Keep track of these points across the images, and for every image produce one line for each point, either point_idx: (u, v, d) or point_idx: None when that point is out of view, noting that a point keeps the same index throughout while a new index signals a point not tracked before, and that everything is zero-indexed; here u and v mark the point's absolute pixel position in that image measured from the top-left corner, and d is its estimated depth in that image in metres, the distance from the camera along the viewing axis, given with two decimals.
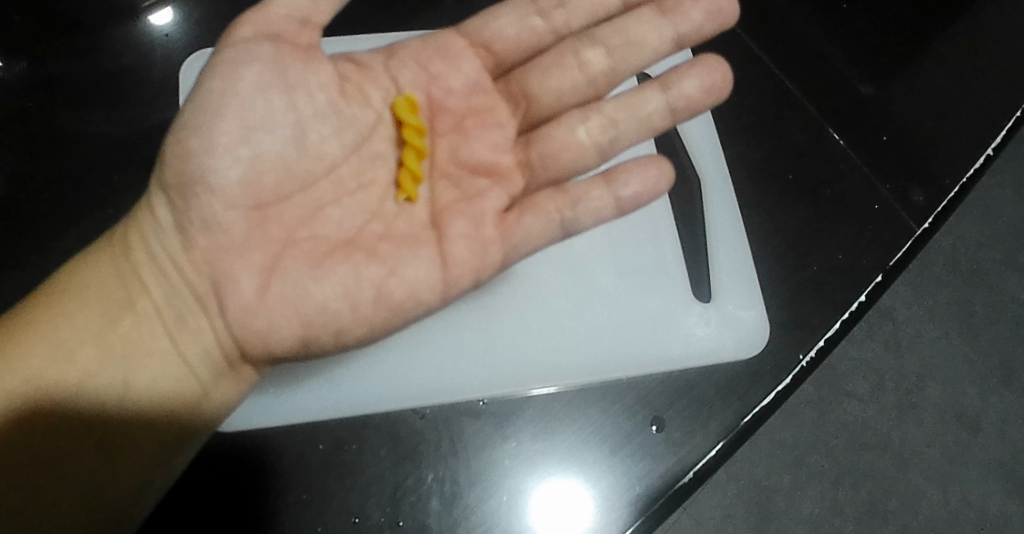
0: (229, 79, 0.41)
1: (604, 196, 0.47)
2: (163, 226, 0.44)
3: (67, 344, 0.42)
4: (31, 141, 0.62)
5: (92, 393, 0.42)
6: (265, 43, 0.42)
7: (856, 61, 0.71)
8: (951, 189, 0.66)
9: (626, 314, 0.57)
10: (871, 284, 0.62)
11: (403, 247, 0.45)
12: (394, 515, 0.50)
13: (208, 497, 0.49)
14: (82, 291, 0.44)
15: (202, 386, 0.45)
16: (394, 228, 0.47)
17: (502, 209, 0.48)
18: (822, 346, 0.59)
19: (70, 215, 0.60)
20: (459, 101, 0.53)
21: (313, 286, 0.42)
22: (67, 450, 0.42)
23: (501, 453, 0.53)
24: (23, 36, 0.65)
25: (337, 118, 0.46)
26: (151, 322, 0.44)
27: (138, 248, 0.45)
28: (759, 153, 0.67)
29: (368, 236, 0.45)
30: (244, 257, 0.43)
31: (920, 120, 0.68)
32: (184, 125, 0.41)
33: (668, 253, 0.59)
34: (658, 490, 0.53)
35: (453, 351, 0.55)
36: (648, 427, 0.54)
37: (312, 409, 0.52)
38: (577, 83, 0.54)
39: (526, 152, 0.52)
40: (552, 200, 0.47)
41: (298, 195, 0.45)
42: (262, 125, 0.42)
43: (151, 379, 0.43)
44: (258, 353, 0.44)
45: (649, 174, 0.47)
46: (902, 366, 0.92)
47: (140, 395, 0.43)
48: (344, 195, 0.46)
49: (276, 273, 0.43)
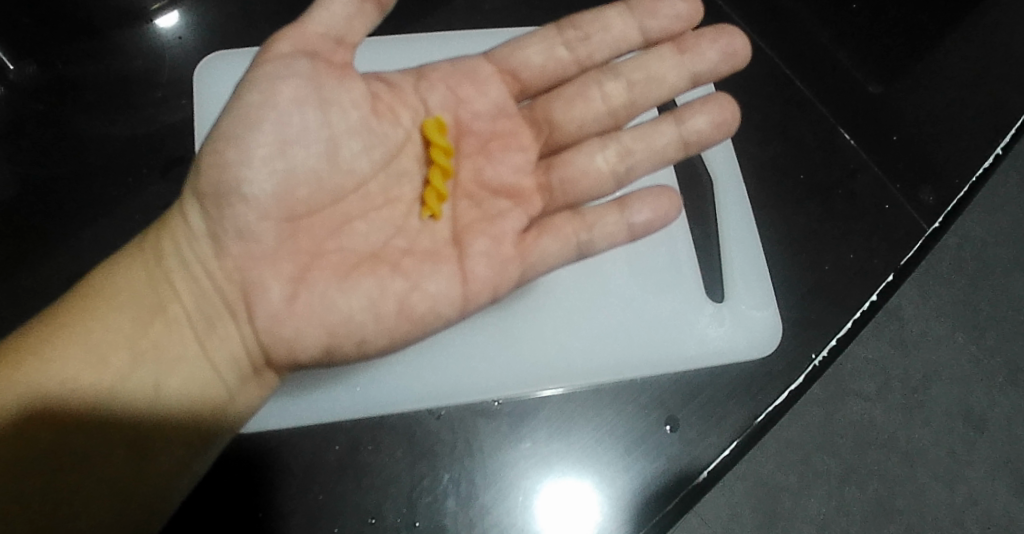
0: (267, 93, 0.41)
1: (618, 222, 0.50)
2: (196, 233, 0.44)
3: (103, 347, 0.42)
4: (42, 145, 0.62)
5: (125, 396, 0.42)
6: (303, 60, 0.42)
7: (865, 61, 0.71)
8: (961, 188, 0.66)
9: (639, 315, 0.57)
10: (882, 284, 0.62)
11: (425, 262, 0.46)
12: (410, 516, 0.50)
13: (227, 497, 0.49)
14: (114, 295, 0.44)
15: (229, 389, 0.46)
16: (417, 243, 0.47)
17: (521, 230, 0.49)
18: (833, 346, 0.60)
19: (82, 216, 0.60)
20: (484, 124, 0.53)
21: (340, 298, 0.43)
22: (98, 451, 0.42)
23: (516, 453, 0.53)
24: (33, 38, 0.65)
25: (369, 135, 0.46)
26: (182, 328, 0.45)
27: (168, 252, 0.45)
28: (769, 154, 0.67)
29: (392, 251, 0.46)
30: (275, 266, 0.43)
31: (929, 119, 0.68)
32: (220, 136, 0.41)
33: (681, 253, 0.59)
34: (673, 490, 0.53)
35: (469, 355, 0.55)
36: (662, 427, 0.55)
37: (333, 415, 0.52)
38: (599, 114, 0.55)
39: (546, 175, 0.53)
40: (569, 223, 0.50)
41: (329, 208, 0.45)
42: (299, 139, 0.42)
43: (180, 384, 0.44)
44: (283, 361, 0.45)
45: (661, 204, 0.50)
46: (909, 366, 0.92)
47: (170, 400, 0.44)
48: (371, 210, 0.47)
49: (304, 283, 0.43)
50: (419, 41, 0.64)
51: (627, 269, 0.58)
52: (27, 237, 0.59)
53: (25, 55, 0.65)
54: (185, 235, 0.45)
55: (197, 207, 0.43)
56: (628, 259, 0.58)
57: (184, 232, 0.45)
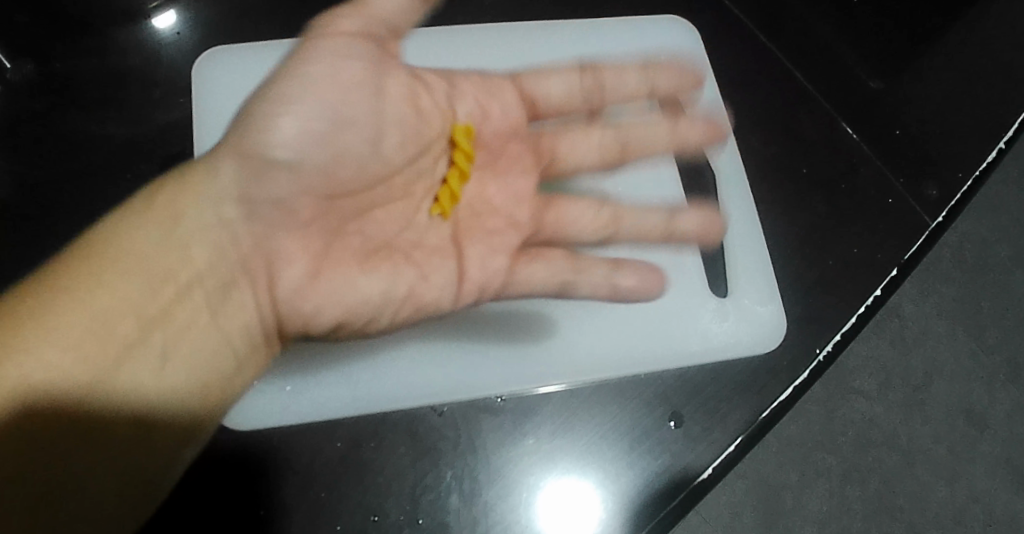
0: (325, 65, 0.45)
1: (603, 281, 0.53)
2: (218, 194, 0.44)
3: (119, 306, 0.39)
4: (39, 143, 0.62)
5: (130, 369, 0.38)
6: (363, 44, 0.47)
7: (866, 56, 0.71)
8: (964, 181, 0.65)
9: (645, 309, 0.57)
10: (886, 278, 0.62)
11: (434, 256, 0.51)
12: (413, 513, 0.50)
13: (227, 494, 0.49)
14: (115, 254, 0.40)
15: (238, 362, 0.45)
16: (425, 239, 0.52)
17: (515, 251, 0.54)
18: (839, 340, 0.59)
19: (80, 214, 0.59)
20: (498, 139, 0.59)
21: (359, 281, 0.47)
22: (114, 427, 0.38)
23: (520, 449, 0.52)
24: (31, 37, 0.65)
25: (405, 129, 0.51)
26: (192, 297, 0.42)
27: (181, 213, 0.43)
28: (772, 149, 0.66)
29: (403, 242, 0.51)
30: (297, 236, 0.46)
31: (928, 115, 0.67)
32: (275, 96, 0.45)
33: (685, 249, 0.59)
34: (679, 486, 0.52)
35: (472, 349, 0.54)
36: (666, 423, 0.54)
37: (327, 399, 0.52)
38: (599, 140, 0.59)
39: (542, 212, 0.57)
40: (562, 258, 0.53)
41: (355, 192, 0.49)
42: (345, 115, 0.46)
43: (191, 355, 0.41)
44: (296, 332, 0.47)
45: (648, 283, 0.54)
46: (909, 364, 0.92)
47: (185, 371, 0.41)
48: (388, 202, 0.52)
49: (323, 261, 0.47)
50: (415, 38, 0.62)
51: (631, 263, 0.58)
52: (23, 235, 0.59)
53: (22, 52, 0.64)
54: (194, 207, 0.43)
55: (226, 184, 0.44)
56: (631, 254, 0.58)
57: (199, 197, 0.44)
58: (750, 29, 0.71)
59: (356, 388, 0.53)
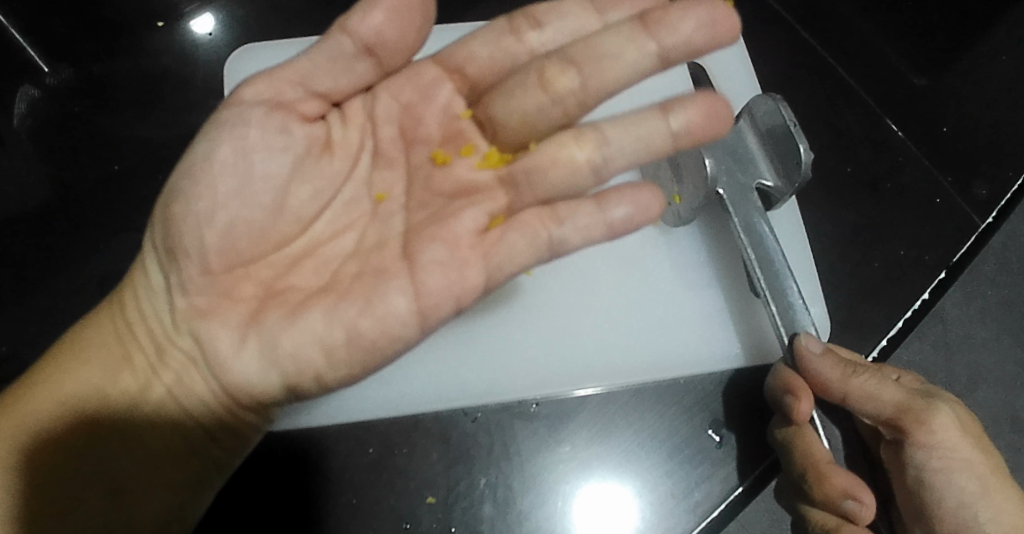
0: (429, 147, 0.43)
1: (317, 317, 0.41)
2: (309, 322, 0.41)
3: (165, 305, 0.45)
4: (70, 146, 0.61)
5: (71, 440, 0.44)
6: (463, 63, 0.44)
7: (909, 52, 0.69)
8: (1015, 180, 0.64)
9: (675, 309, 0.55)
10: (935, 281, 0.60)
11: (295, 314, 0.41)
12: (446, 520, 0.49)
13: (253, 499, 0.49)
14: (86, 348, 0.46)
15: (172, 393, 0.45)
16: (310, 303, 0.42)
17: (330, 298, 0.42)
18: (885, 345, 0.59)
19: (116, 220, 0.59)
20: None
21: (283, 339, 0.41)
22: (66, 496, 0.43)
23: (557, 457, 0.51)
24: (67, 40, 0.64)
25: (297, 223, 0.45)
26: (147, 379, 0.46)
27: (246, 370, 0.42)
28: (814, 148, 0.65)
29: (318, 297, 0.42)
30: (226, 310, 0.43)
31: (977, 111, 0.66)
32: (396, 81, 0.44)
33: (724, 247, 0.57)
34: (716, 499, 0.51)
35: (505, 349, 0.52)
36: (706, 433, 0.52)
37: (358, 409, 0.50)
38: None
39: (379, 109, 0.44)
40: (334, 289, 0.42)
41: (307, 296, 0.42)
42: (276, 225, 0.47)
43: (118, 455, 0.44)
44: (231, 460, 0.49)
45: (317, 325, 0.41)
46: (952, 369, 0.82)
47: (91, 475, 0.43)
48: (333, 302, 0.41)
49: (255, 327, 0.42)
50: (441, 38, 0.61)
51: (668, 262, 0.56)
52: (59, 241, 0.59)
53: (52, 54, 0.64)
54: (254, 331, 0.42)
55: (256, 272, 0.44)
56: (669, 256, 0.56)
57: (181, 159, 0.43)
58: (794, 25, 0.70)
59: (383, 389, 0.51)
